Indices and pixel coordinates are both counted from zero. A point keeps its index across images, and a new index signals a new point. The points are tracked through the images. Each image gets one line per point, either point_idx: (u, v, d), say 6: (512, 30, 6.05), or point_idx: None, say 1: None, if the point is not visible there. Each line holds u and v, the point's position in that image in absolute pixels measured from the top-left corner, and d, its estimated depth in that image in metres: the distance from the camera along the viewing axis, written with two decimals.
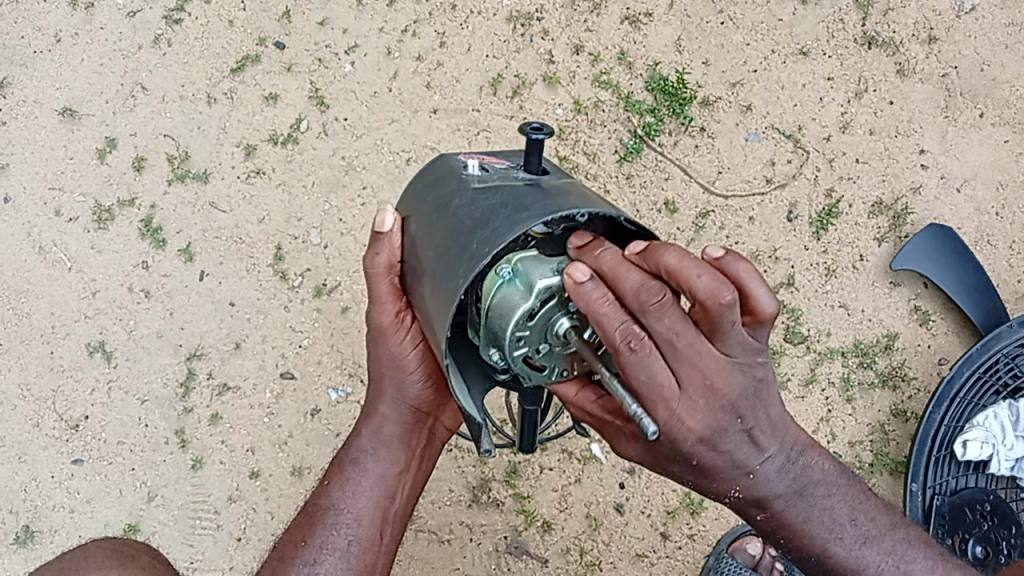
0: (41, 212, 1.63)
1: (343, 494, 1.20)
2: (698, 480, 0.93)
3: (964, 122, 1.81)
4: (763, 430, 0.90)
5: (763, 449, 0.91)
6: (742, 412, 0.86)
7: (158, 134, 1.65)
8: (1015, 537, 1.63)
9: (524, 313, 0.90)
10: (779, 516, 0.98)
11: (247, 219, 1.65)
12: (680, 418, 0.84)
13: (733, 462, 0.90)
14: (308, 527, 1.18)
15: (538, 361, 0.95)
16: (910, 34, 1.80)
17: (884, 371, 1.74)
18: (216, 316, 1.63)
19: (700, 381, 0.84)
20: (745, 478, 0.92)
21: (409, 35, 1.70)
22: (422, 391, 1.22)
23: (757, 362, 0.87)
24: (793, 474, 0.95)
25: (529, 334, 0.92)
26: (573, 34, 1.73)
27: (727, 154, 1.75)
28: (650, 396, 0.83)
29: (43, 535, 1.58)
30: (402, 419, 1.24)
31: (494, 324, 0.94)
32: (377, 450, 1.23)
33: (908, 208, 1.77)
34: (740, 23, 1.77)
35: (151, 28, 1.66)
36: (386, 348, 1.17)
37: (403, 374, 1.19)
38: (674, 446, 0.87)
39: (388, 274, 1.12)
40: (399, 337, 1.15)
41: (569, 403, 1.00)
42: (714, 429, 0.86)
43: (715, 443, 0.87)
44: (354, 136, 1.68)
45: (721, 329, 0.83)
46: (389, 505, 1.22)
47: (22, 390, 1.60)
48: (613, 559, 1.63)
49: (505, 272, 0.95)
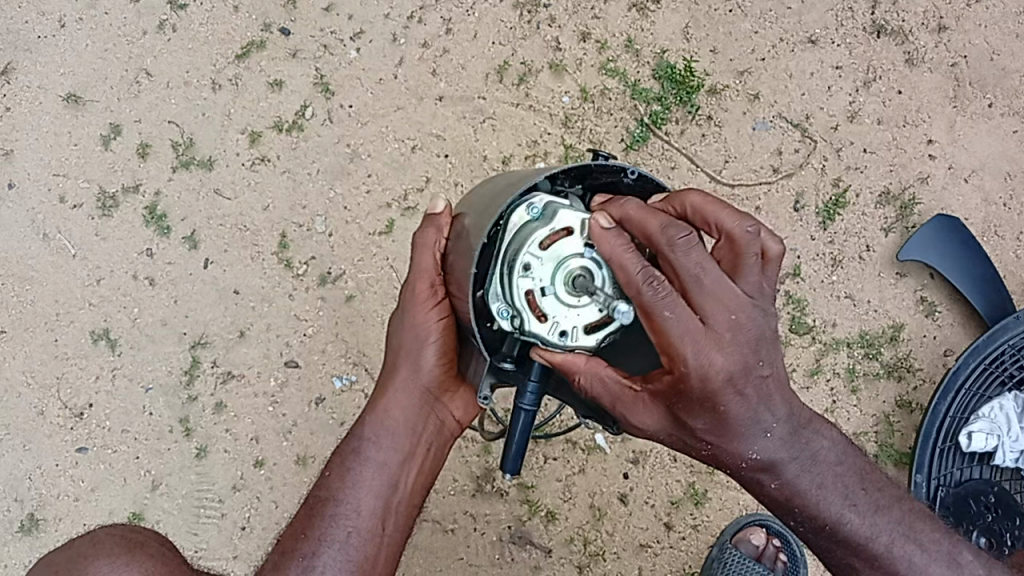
0: (45, 198, 1.62)
1: (344, 486, 1.23)
2: (715, 436, 0.97)
3: (973, 111, 1.79)
4: (778, 377, 0.96)
5: (777, 403, 0.97)
6: (762, 354, 0.93)
7: (162, 120, 1.64)
8: (1018, 528, 1.65)
9: (546, 234, 1.01)
10: (790, 484, 1.03)
11: (253, 207, 1.64)
12: (708, 355, 0.91)
13: (753, 413, 0.95)
14: (308, 519, 1.21)
15: (541, 307, 1.01)
16: (920, 22, 1.79)
17: (890, 363, 1.74)
18: (221, 304, 1.63)
19: (724, 318, 0.91)
20: (762, 433, 0.97)
21: (415, 21, 1.69)
22: (436, 375, 1.24)
23: (772, 305, 0.96)
24: (801, 441, 1.01)
25: (538, 266, 1.01)
26: (580, 20, 1.72)
27: (734, 143, 1.74)
28: (681, 332, 0.90)
29: (48, 523, 1.59)
30: (413, 404, 1.26)
31: (512, 252, 1.02)
32: (379, 439, 1.26)
33: (916, 199, 1.76)
34: (749, 10, 1.75)
35: (155, 14, 1.65)
36: (413, 321, 1.20)
37: (424, 352, 1.22)
38: (701, 389, 0.92)
39: (432, 249, 1.19)
40: (431, 310, 1.19)
41: (578, 369, 1.02)
42: (739, 369, 0.92)
43: (739, 386, 0.93)
44: (360, 123, 1.67)
45: (740, 266, 0.96)
46: (390, 495, 1.24)
47: (27, 378, 1.60)
48: (617, 549, 1.64)
49: (534, 210, 1.04)
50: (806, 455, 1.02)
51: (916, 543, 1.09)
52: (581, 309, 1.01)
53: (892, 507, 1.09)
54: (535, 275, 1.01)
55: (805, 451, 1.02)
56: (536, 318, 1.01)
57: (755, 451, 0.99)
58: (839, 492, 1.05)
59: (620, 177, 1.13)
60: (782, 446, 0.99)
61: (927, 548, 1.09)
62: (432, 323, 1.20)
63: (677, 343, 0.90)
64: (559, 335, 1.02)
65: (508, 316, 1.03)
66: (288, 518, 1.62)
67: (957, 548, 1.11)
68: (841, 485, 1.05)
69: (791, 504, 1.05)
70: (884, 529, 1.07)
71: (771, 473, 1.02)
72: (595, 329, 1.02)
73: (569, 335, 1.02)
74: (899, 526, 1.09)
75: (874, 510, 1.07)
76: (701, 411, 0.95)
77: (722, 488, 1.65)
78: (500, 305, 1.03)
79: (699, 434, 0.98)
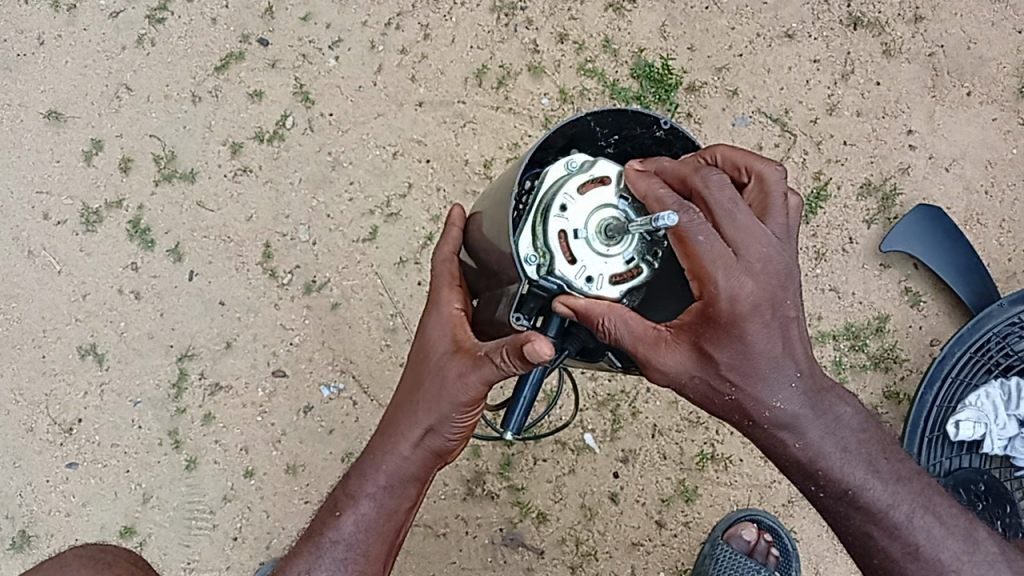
0: (29, 215, 1.63)
1: (353, 528, 1.14)
2: (740, 375, 0.96)
3: (951, 100, 1.80)
4: (799, 322, 0.98)
5: (799, 351, 0.98)
6: (789, 289, 0.96)
7: (144, 135, 1.65)
8: (1009, 515, 1.64)
9: (583, 180, 1.03)
10: (815, 445, 1.02)
11: (235, 218, 1.65)
12: (739, 281, 0.93)
13: (779, 352, 0.97)
14: (314, 557, 1.13)
15: (572, 251, 1.02)
16: (896, 14, 1.80)
17: (876, 354, 1.74)
18: (206, 315, 1.63)
19: (756, 250, 0.95)
20: (785, 377, 0.98)
21: (393, 28, 1.70)
22: (451, 441, 1.16)
23: (798, 249, 0.99)
24: (822, 400, 1.01)
25: (572, 212, 1.02)
26: (558, 22, 1.73)
27: (714, 139, 1.74)
28: (714, 256, 0.93)
29: (39, 540, 1.59)
30: (423, 461, 1.16)
31: (546, 196, 1.03)
32: (391, 488, 1.16)
33: (897, 189, 1.77)
34: (725, 7, 1.77)
35: (134, 29, 1.67)
36: (448, 410, 1.11)
37: (447, 430, 1.13)
38: (729, 315, 0.93)
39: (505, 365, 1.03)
40: (467, 409, 1.11)
41: (600, 310, 0.97)
42: (767, 299, 0.94)
43: (767, 316, 0.95)
44: (340, 131, 1.67)
45: (767, 207, 1.00)
46: (394, 538, 1.18)
47: (15, 395, 1.60)
48: (609, 548, 1.64)
49: (574, 166, 1.05)
50: (828, 417, 1.02)
51: (936, 515, 1.05)
52: (610, 257, 1.02)
53: (910, 478, 1.06)
54: (569, 216, 1.02)
55: (828, 412, 1.02)
56: (565, 260, 1.01)
57: (774, 399, 0.98)
58: (851, 466, 1.03)
59: (651, 130, 1.13)
60: (803, 399, 0.99)
61: (942, 519, 1.06)
62: (463, 416, 1.12)
63: (709, 267, 0.93)
64: (586, 279, 1.02)
65: (535, 263, 1.03)
66: (280, 527, 1.61)
67: (969, 526, 1.07)
68: (860, 456, 1.03)
69: (802, 478, 1.04)
70: (902, 500, 1.05)
71: (794, 431, 1.01)
72: (620, 281, 1.03)
73: (595, 281, 1.02)
74: (919, 498, 1.05)
75: (894, 481, 1.05)
76: (730, 344, 0.95)
77: (712, 484, 1.65)
78: (529, 251, 1.03)
79: (723, 373, 0.96)
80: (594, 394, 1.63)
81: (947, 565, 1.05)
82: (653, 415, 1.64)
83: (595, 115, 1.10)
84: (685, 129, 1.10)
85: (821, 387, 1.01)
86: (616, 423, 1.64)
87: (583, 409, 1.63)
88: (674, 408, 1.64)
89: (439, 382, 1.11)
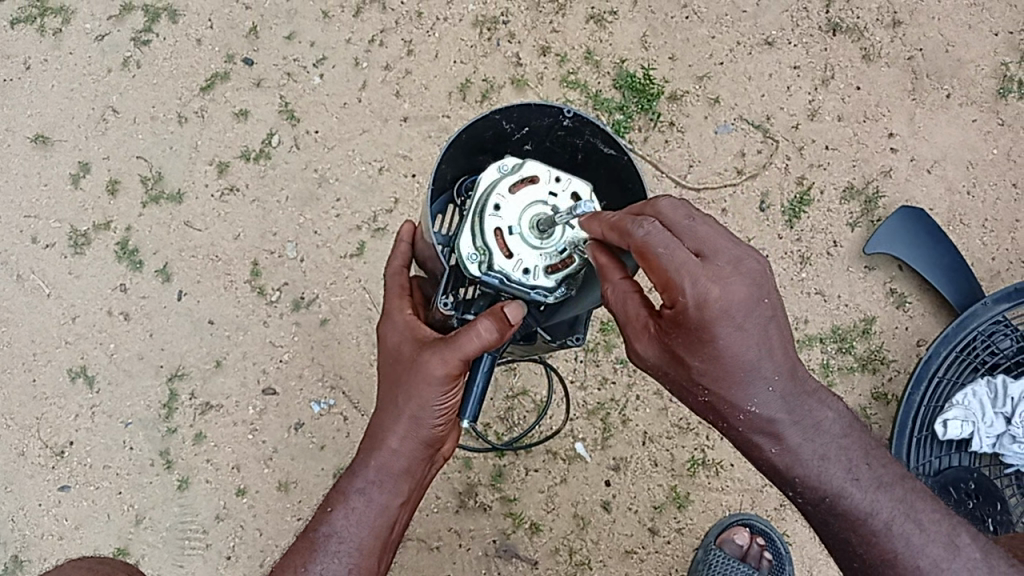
0: (18, 239, 1.64)
1: (345, 522, 1.16)
2: (713, 380, 0.97)
3: (931, 102, 1.82)
4: (777, 322, 0.97)
5: (777, 353, 0.98)
6: (761, 291, 0.95)
7: (130, 156, 1.66)
8: (1000, 513, 1.64)
9: (514, 180, 1.08)
10: (794, 451, 1.03)
11: (223, 236, 1.65)
12: (707, 286, 0.92)
13: (755, 356, 0.96)
14: (309, 553, 1.14)
15: (508, 246, 1.06)
16: (875, 19, 1.82)
17: (864, 356, 1.74)
18: (195, 335, 1.63)
19: (719, 256, 0.94)
20: (761, 382, 0.98)
21: (376, 45, 1.71)
22: (436, 431, 1.15)
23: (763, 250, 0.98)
24: (801, 403, 1.01)
25: (505, 211, 1.07)
26: (539, 36, 1.74)
27: (697, 147, 1.76)
28: (678, 265, 0.92)
29: (31, 564, 1.59)
30: (412, 454, 1.16)
31: (480, 197, 1.08)
32: (381, 482, 1.17)
33: (880, 192, 1.78)
34: (705, 16, 1.79)
35: (119, 52, 1.68)
36: (426, 397, 1.11)
37: (428, 417, 1.13)
38: (699, 320, 0.93)
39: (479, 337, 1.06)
40: (443, 393, 1.11)
41: (611, 282, 1.03)
42: (738, 304, 0.93)
43: (738, 321, 0.94)
44: (325, 148, 1.68)
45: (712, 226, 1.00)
46: (388, 533, 1.18)
47: (6, 420, 1.61)
48: (603, 557, 1.63)
49: (504, 169, 1.09)
50: (807, 423, 1.02)
51: (920, 522, 1.05)
52: (544, 250, 1.07)
53: (897, 485, 1.06)
54: (503, 215, 1.07)
55: (808, 418, 1.02)
56: (502, 254, 1.06)
57: (754, 402, 0.99)
58: (833, 474, 1.03)
59: (558, 119, 1.14)
60: (783, 404, 0.99)
61: (930, 528, 1.05)
62: (443, 401, 1.12)
63: (674, 276, 0.92)
64: (523, 271, 1.06)
65: (476, 260, 1.07)
66: (273, 545, 1.60)
67: (945, 525, 1.06)
68: (844, 463, 1.04)
69: (785, 483, 1.05)
70: (882, 508, 1.04)
71: (772, 436, 1.02)
72: (555, 271, 1.07)
73: (532, 273, 1.07)
74: (902, 505, 1.05)
75: (880, 488, 1.05)
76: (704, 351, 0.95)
77: (704, 489, 1.66)
78: (469, 248, 1.07)
79: (697, 377, 0.98)
80: (584, 403, 1.65)
81: (927, 573, 1.04)
82: (643, 423, 1.65)
83: (502, 112, 1.12)
84: (589, 115, 1.11)
85: (801, 390, 1.01)
86: (607, 431, 1.65)
87: (573, 418, 1.65)
88: (663, 415, 1.66)
89: (411, 373, 1.12)
